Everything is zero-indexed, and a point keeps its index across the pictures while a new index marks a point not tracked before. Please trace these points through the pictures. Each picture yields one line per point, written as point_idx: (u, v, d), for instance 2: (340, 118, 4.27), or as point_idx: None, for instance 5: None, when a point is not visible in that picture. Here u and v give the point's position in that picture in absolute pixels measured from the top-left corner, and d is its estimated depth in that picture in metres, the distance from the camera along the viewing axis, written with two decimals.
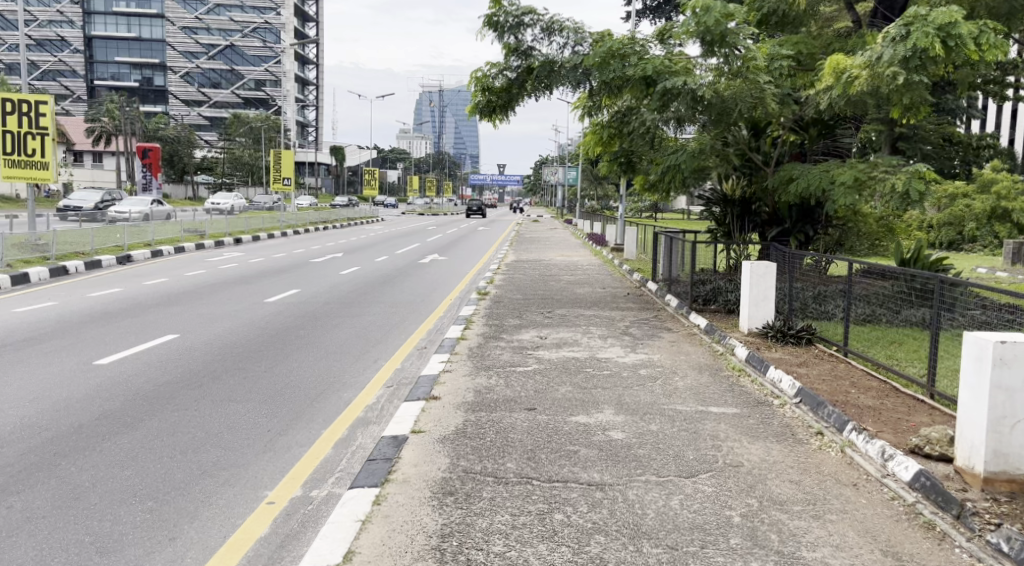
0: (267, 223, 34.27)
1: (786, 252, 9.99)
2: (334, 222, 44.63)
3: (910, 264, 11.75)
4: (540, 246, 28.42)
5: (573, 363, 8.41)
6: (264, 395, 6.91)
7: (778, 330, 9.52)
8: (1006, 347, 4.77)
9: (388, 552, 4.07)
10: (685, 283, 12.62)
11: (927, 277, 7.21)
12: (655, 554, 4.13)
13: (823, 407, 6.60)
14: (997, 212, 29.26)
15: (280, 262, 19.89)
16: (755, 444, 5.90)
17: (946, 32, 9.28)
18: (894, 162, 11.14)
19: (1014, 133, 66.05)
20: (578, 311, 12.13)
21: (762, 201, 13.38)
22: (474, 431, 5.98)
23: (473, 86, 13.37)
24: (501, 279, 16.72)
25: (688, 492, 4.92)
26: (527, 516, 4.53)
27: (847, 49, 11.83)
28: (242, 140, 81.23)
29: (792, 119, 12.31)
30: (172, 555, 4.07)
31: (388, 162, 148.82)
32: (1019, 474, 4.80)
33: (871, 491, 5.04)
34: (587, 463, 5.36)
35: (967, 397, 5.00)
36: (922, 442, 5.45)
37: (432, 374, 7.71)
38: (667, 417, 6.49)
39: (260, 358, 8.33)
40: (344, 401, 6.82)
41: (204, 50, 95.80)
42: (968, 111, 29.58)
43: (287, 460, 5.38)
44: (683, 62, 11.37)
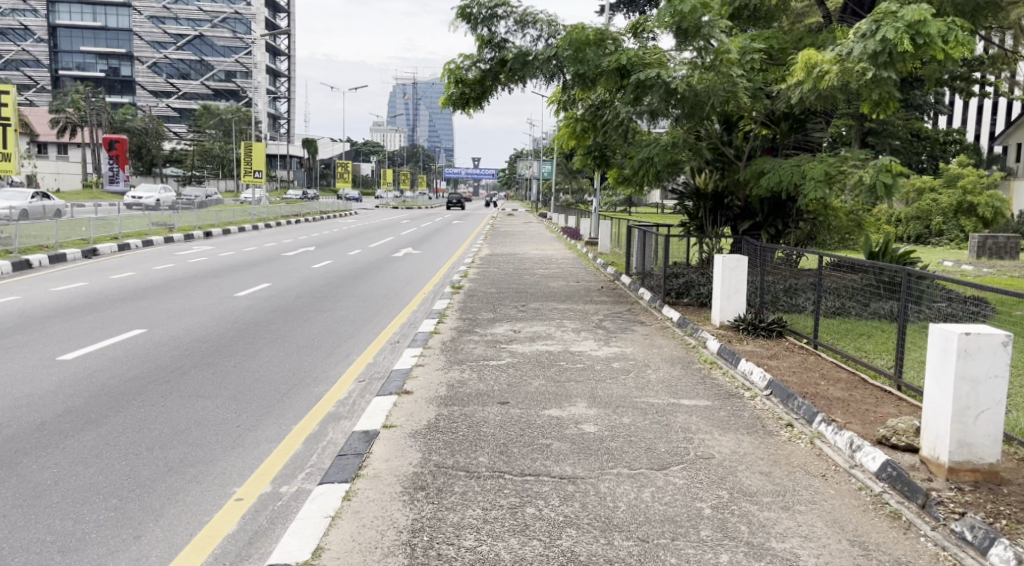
0: (237, 216, 33.93)
1: (757, 246, 10.06)
2: (307, 215, 44.36)
3: (879, 257, 11.91)
4: (514, 240, 28.42)
5: (547, 357, 8.41)
6: (234, 390, 6.83)
7: (750, 323, 9.59)
8: (970, 339, 4.82)
9: (357, 548, 4.04)
10: (658, 277, 12.68)
11: (895, 270, 7.29)
12: (626, 546, 4.15)
13: (793, 398, 6.66)
14: (963, 207, 29.76)
15: (252, 256, 19.72)
16: (726, 436, 5.94)
17: (915, 29, 9.34)
18: (864, 156, 11.28)
19: (980, 128, 67.13)
20: (551, 305, 12.14)
21: (734, 195, 13.45)
22: (447, 425, 5.95)
23: (446, 78, 13.27)
24: (475, 273, 16.71)
25: (660, 484, 4.95)
26: (498, 510, 4.52)
27: (819, 44, 11.90)
28: (212, 132, 80.27)
29: (764, 113, 12.41)
30: (136, 553, 4.01)
31: (361, 155, 147.94)
32: (983, 464, 4.88)
33: (839, 482, 5.10)
34: (560, 457, 5.37)
35: (933, 387, 5.07)
36: (888, 433, 5.52)
37: (404, 368, 7.68)
38: (640, 410, 6.52)
39: (230, 353, 8.25)
40: (315, 395, 6.77)
41: (173, 41, 94.44)
42: (935, 107, 30.00)
43: (256, 456, 5.32)
44: (656, 55, 11.39)
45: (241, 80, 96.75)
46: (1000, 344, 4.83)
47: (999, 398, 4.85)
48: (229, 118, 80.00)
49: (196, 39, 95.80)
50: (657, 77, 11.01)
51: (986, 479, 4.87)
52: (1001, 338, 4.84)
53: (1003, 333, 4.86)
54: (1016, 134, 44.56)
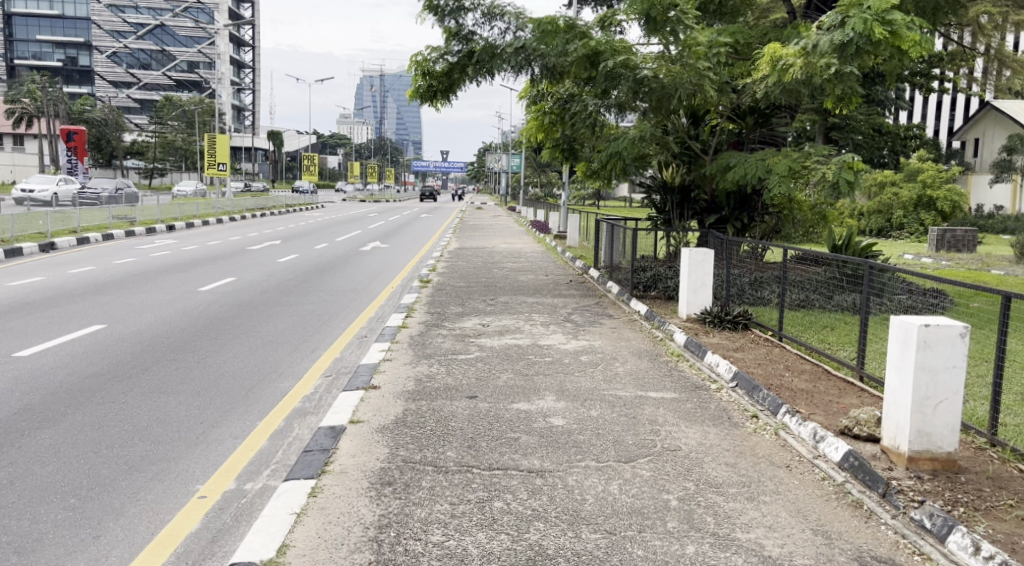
0: (201, 208, 33.46)
1: (723, 240, 10.15)
2: (273, 208, 43.92)
3: (842, 251, 12.09)
4: (482, 234, 28.39)
5: (515, 350, 8.42)
6: (198, 386, 6.74)
7: (715, 316, 9.68)
8: (929, 331, 4.91)
9: (324, 545, 4.01)
10: (626, 270, 12.73)
11: (858, 263, 7.40)
12: (593, 539, 4.17)
13: (758, 390, 6.75)
14: (923, 201, 30.34)
15: (216, 250, 19.46)
16: (693, 428, 5.99)
17: (882, 18, 9.40)
18: (827, 151, 11.41)
19: (939, 124, 68.53)
20: (520, 299, 12.14)
21: (700, 189, 13.53)
22: (415, 420, 5.93)
23: (413, 70, 13.17)
24: (443, 267, 16.66)
25: (627, 477, 4.98)
26: (466, 504, 4.51)
27: (784, 38, 11.99)
28: (175, 124, 78.89)
29: (730, 107, 12.56)
30: (96, 553, 3.94)
31: (327, 148, 146.48)
32: (942, 453, 4.98)
33: (803, 472, 5.17)
34: (528, 450, 5.37)
35: (893, 378, 5.15)
36: (851, 423, 5.61)
37: (372, 363, 7.64)
38: (608, 403, 6.55)
39: (194, 348, 8.14)
40: (281, 391, 6.70)
41: (133, 30, 92.76)
42: (896, 102, 30.50)
43: (221, 453, 5.26)
44: (624, 47, 11.40)
45: (204, 71, 95.25)
46: (958, 336, 4.92)
47: (958, 388, 4.95)
48: (191, 110, 78.73)
49: (157, 29, 94.11)
50: (626, 69, 11.04)
51: (945, 468, 4.97)
52: (960, 330, 4.92)
53: (961, 324, 4.94)
54: (973, 129, 45.52)
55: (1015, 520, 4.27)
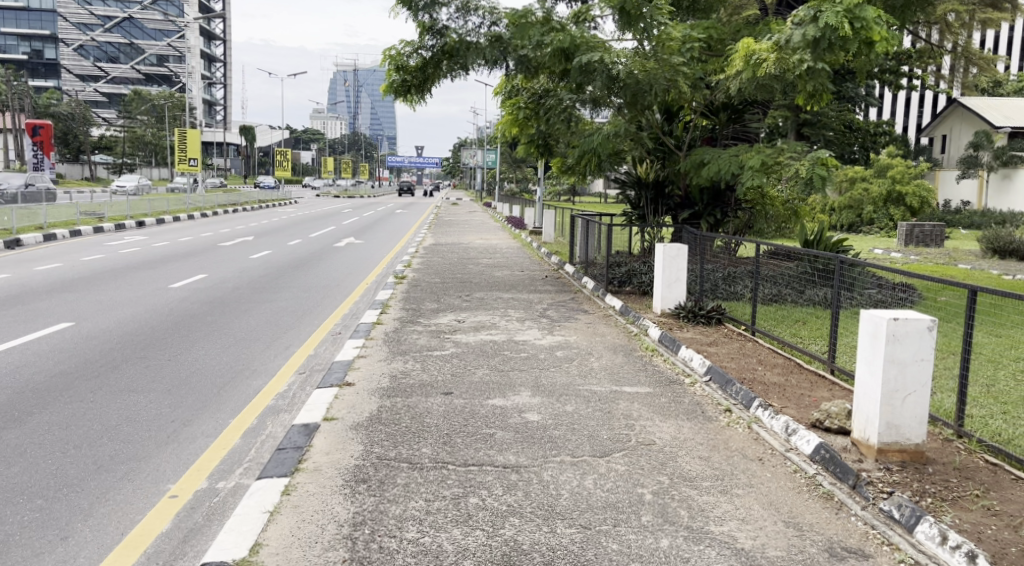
0: (171, 205, 33.10)
1: (697, 235, 10.19)
2: (246, 204, 43.56)
3: (813, 245, 12.21)
4: (457, 229, 28.34)
5: (490, 346, 8.41)
6: (168, 384, 6.66)
7: (689, 311, 9.74)
8: (898, 324, 4.98)
9: (297, 543, 3.99)
10: (601, 266, 12.77)
11: (829, 258, 7.50)
12: (568, 534, 4.18)
13: (731, 384, 6.81)
14: (892, 196, 30.73)
15: (187, 246, 19.23)
16: (667, 422, 6.03)
17: (853, 14, 9.46)
18: (799, 147, 11.50)
19: (909, 120, 69.47)
20: (496, 295, 12.13)
21: (674, 184, 13.60)
22: (389, 417, 5.90)
23: (387, 64, 13.10)
24: (418, 262, 16.63)
25: (602, 471, 5.00)
26: (442, 501, 4.51)
27: (756, 35, 12.05)
28: (144, 118, 77.85)
29: (703, 104, 12.67)
30: (63, 555, 3.89)
31: (300, 143, 145.25)
32: (911, 445, 5.05)
33: (775, 465, 5.23)
34: (503, 446, 5.37)
35: (863, 371, 5.22)
36: (822, 416, 5.67)
37: (346, 360, 7.61)
38: (583, 398, 6.57)
39: (164, 346, 8.04)
40: (254, 388, 6.64)
41: (100, 23, 91.43)
42: (866, 99, 30.91)
43: (192, 452, 5.20)
44: (598, 41, 11.43)
45: (174, 65, 94.05)
46: (926, 329, 5.00)
47: (926, 381, 5.02)
48: (161, 104, 77.71)
49: (126, 22, 92.73)
50: (601, 63, 11.08)
51: (913, 459, 5.05)
52: (927, 323, 5.00)
53: (928, 318, 5.02)
54: (942, 125, 46.18)
55: (981, 509, 4.34)
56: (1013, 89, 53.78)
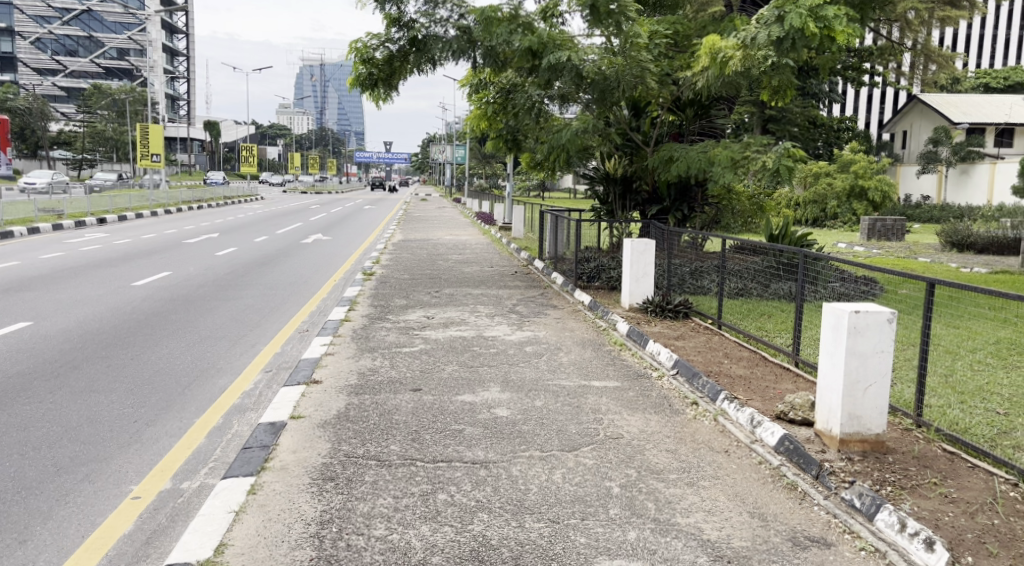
0: (133, 201, 32.65)
1: (665, 230, 10.24)
2: (209, 200, 43.05)
3: (778, 240, 12.35)
4: (424, 225, 28.25)
5: (460, 342, 8.41)
6: (131, 384, 6.56)
7: (657, 305, 9.82)
8: (859, 317, 5.07)
9: (263, 542, 3.96)
10: (570, 262, 12.82)
11: (793, 252, 7.61)
12: (537, 528, 4.20)
13: (697, 377, 6.88)
14: (855, 191, 31.17)
15: (150, 243, 18.94)
16: (635, 415, 6.08)
17: (816, 12, 9.56)
18: (765, 142, 11.63)
19: (870, 116, 70.64)
20: (465, 291, 12.12)
21: (642, 180, 13.69)
22: (357, 414, 5.89)
23: (353, 57, 12.94)
24: (387, 259, 16.57)
25: (570, 466, 5.03)
26: (410, 497, 4.50)
27: (721, 31, 12.15)
28: (104, 112, 76.40)
29: (670, 100, 12.75)
30: (22, 558, 3.83)
31: (266, 138, 143.92)
32: (872, 435, 5.14)
33: (740, 457, 5.30)
34: (472, 442, 5.38)
35: (826, 363, 5.31)
36: (786, 408, 5.75)
37: (313, 357, 7.55)
38: (552, 393, 6.59)
39: (127, 345, 7.91)
40: (219, 387, 6.58)
41: (58, 16, 89.62)
42: (829, 95, 31.35)
43: (156, 452, 5.14)
44: (567, 38, 11.50)
45: (135, 59, 92.43)
46: (886, 321, 5.09)
47: (886, 372, 5.12)
48: (122, 98, 76.32)
49: (84, 14, 90.82)
50: (568, 60, 11.11)
51: (874, 449, 5.14)
52: (887, 315, 5.09)
53: (888, 310, 5.11)
54: (902, 121, 46.98)
55: (939, 497, 4.44)
56: (971, 86, 54.94)
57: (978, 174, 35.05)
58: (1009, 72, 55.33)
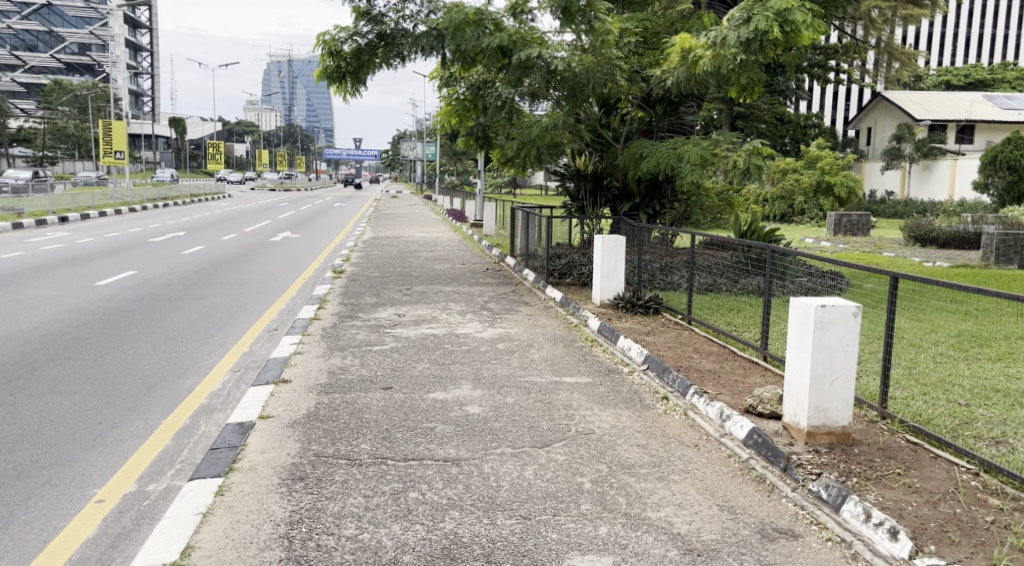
0: (96, 199, 32.18)
1: (635, 227, 10.30)
2: (175, 198, 42.47)
3: (748, 236, 12.46)
4: (395, 222, 28.15)
5: (431, 340, 8.39)
6: (94, 386, 6.44)
7: (628, 301, 9.88)
8: (825, 311, 5.13)
9: (231, 544, 3.92)
10: (541, 258, 12.82)
11: (761, 248, 7.70)
12: (508, 525, 4.20)
13: (668, 372, 6.92)
14: (821, 186, 31.50)
15: (114, 242, 18.64)
16: (606, 411, 6.11)
17: (783, 16, 9.70)
18: (733, 140, 11.75)
19: (835, 113, 71.58)
20: (437, 288, 12.08)
21: (612, 176, 13.77)
22: (327, 414, 5.84)
23: (320, 50, 12.74)
24: (356, 256, 16.49)
25: (542, 462, 5.04)
26: (381, 496, 4.48)
27: (690, 29, 12.23)
28: (66, 109, 74.94)
29: (641, 96, 12.84)
30: None
31: (233, 135, 142.37)
32: (839, 427, 5.21)
33: (710, 451, 5.34)
34: (444, 439, 5.37)
35: (793, 357, 5.36)
36: (755, 402, 5.81)
37: (281, 357, 7.47)
38: (523, 390, 6.60)
39: (90, 346, 7.77)
40: (186, 388, 6.49)
41: (17, 10, 87.80)
42: (796, 92, 31.72)
43: (120, 455, 5.06)
44: (537, 35, 11.51)
45: (97, 55, 90.79)
46: (852, 315, 5.16)
47: (852, 365, 5.19)
48: (84, 95, 74.92)
49: (44, 9, 88.82)
50: (538, 58, 11.15)
51: (840, 441, 5.21)
52: (853, 309, 5.16)
53: (854, 304, 5.18)
54: (867, 118, 47.68)
55: (903, 487, 4.52)
56: (933, 84, 55.93)
57: (940, 170, 35.60)
58: (969, 69, 56.49)
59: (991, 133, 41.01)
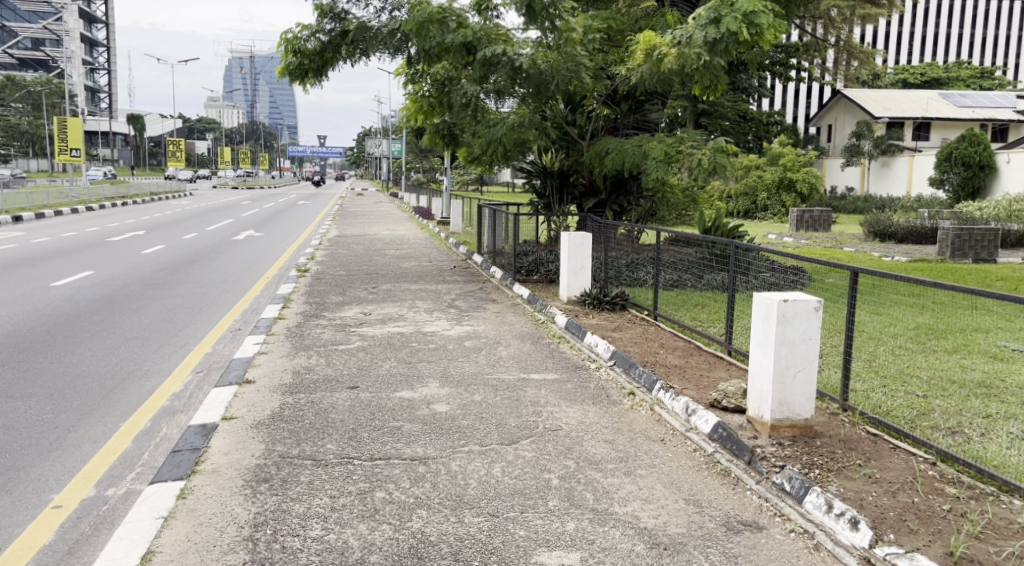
0: (51, 198, 31.61)
1: (601, 223, 10.36)
2: (133, 196, 41.73)
3: (712, 233, 12.58)
4: (360, 220, 27.95)
5: (398, 338, 8.34)
6: (50, 389, 6.31)
7: (595, 297, 9.92)
8: (788, 306, 5.20)
9: (193, 548, 3.86)
10: (508, 255, 12.80)
11: (725, 244, 7.78)
12: (476, 523, 4.19)
13: (634, 367, 6.97)
14: (784, 183, 31.93)
15: (72, 241, 18.27)
16: (573, 407, 6.13)
17: (749, 18, 9.78)
18: (698, 137, 11.86)
19: (797, 111, 72.55)
20: (403, 286, 11.99)
21: (578, 173, 13.80)
22: (292, 414, 5.78)
23: (283, 48, 12.64)
24: (322, 254, 16.37)
25: (509, 459, 5.03)
26: (347, 497, 4.45)
27: (654, 26, 12.34)
28: (19, 106, 73.10)
29: (606, 94, 12.95)
30: None
31: (195, 132, 140.37)
32: (801, 420, 5.28)
33: (677, 445, 5.38)
34: (411, 438, 5.34)
35: (757, 352, 5.42)
36: (720, 396, 5.86)
37: (245, 357, 7.38)
38: (491, 387, 6.60)
39: (46, 348, 7.62)
40: (146, 390, 6.38)
41: None
42: (759, 89, 32.08)
43: (78, 459, 4.95)
44: (502, 32, 11.50)
45: (50, 49, 88.77)
46: (813, 309, 5.23)
47: (813, 359, 5.27)
48: (38, 91, 73.15)
49: None
50: (503, 55, 11.13)
51: (803, 433, 5.28)
52: (814, 304, 5.23)
53: (815, 299, 5.25)
54: (827, 116, 48.41)
55: (863, 478, 4.59)
56: (891, 83, 56.91)
57: (898, 167, 36.13)
58: (925, 68, 57.61)
59: (947, 131, 41.86)
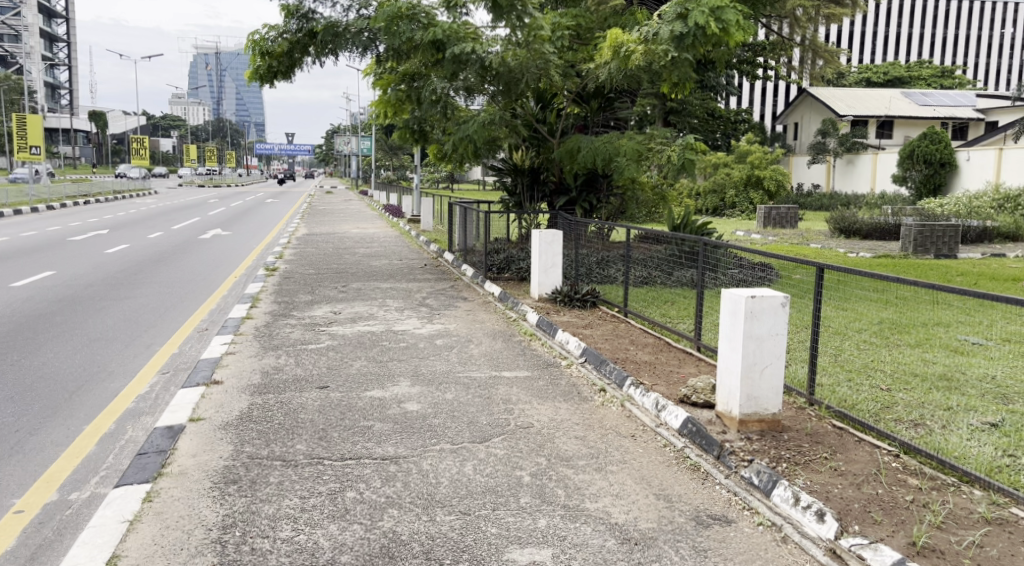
0: (9, 198, 31.04)
1: (571, 221, 10.35)
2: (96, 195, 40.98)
3: (681, 230, 12.68)
4: (328, 218, 27.71)
5: (368, 337, 8.29)
6: (12, 391, 6.19)
7: (565, 295, 9.95)
8: (755, 302, 5.25)
9: (160, 551, 3.81)
10: (479, 253, 12.80)
11: (692, 240, 7.85)
12: (448, 521, 4.19)
13: (605, 364, 7.01)
14: (752, 179, 32.27)
15: (32, 241, 17.91)
16: (544, 404, 6.14)
17: (715, 13, 9.81)
18: (668, 134, 11.95)
19: (764, 109, 73.40)
20: (373, 285, 11.91)
21: (549, 171, 13.84)
22: (261, 414, 5.74)
23: (250, 49, 12.57)
24: (291, 253, 16.23)
25: (481, 457, 5.03)
26: (317, 497, 4.42)
27: (623, 25, 12.39)
28: None
29: (576, 92, 12.98)
30: None
31: (160, 130, 138.29)
32: (769, 415, 5.35)
33: (647, 441, 5.42)
34: (381, 437, 5.32)
35: (725, 347, 5.47)
36: (689, 391, 5.91)
37: (212, 357, 7.30)
38: (462, 385, 6.59)
39: (6, 349, 7.45)
40: (112, 391, 6.29)
41: None
42: (727, 87, 32.36)
43: (39, 463, 4.86)
44: (470, 30, 11.47)
45: (8, 44, 86.72)
46: (780, 305, 5.29)
47: (781, 354, 5.33)
48: None
49: None
50: (472, 53, 11.10)
51: (771, 428, 5.34)
52: (781, 300, 5.29)
53: (782, 295, 5.31)
54: (793, 113, 49.00)
55: (830, 471, 4.66)
56: (855, 81, 57.78)
57: (861, 164, 36.65)
58: (887, 67, 58.57)
59: (909, 128, 42.59)
